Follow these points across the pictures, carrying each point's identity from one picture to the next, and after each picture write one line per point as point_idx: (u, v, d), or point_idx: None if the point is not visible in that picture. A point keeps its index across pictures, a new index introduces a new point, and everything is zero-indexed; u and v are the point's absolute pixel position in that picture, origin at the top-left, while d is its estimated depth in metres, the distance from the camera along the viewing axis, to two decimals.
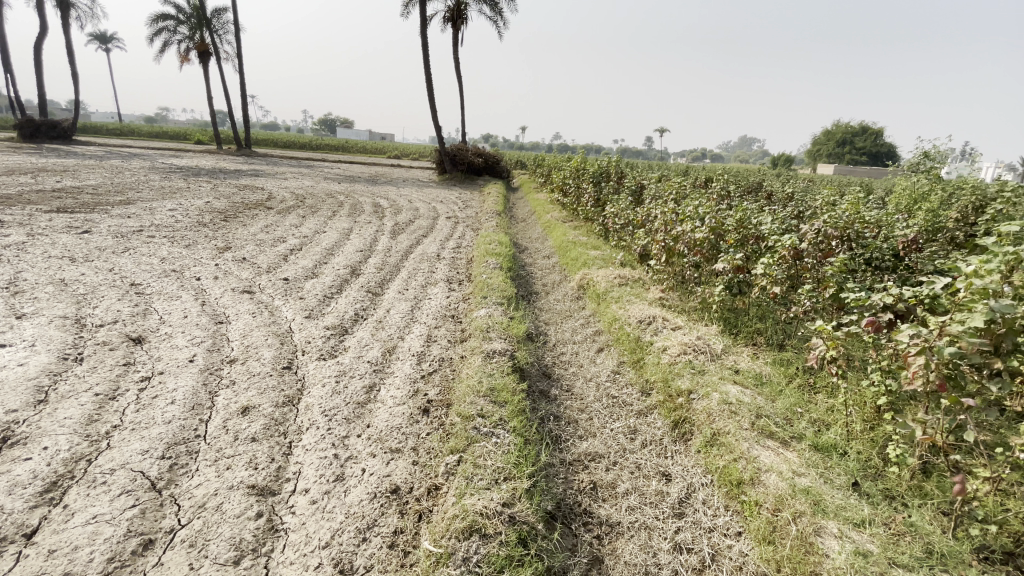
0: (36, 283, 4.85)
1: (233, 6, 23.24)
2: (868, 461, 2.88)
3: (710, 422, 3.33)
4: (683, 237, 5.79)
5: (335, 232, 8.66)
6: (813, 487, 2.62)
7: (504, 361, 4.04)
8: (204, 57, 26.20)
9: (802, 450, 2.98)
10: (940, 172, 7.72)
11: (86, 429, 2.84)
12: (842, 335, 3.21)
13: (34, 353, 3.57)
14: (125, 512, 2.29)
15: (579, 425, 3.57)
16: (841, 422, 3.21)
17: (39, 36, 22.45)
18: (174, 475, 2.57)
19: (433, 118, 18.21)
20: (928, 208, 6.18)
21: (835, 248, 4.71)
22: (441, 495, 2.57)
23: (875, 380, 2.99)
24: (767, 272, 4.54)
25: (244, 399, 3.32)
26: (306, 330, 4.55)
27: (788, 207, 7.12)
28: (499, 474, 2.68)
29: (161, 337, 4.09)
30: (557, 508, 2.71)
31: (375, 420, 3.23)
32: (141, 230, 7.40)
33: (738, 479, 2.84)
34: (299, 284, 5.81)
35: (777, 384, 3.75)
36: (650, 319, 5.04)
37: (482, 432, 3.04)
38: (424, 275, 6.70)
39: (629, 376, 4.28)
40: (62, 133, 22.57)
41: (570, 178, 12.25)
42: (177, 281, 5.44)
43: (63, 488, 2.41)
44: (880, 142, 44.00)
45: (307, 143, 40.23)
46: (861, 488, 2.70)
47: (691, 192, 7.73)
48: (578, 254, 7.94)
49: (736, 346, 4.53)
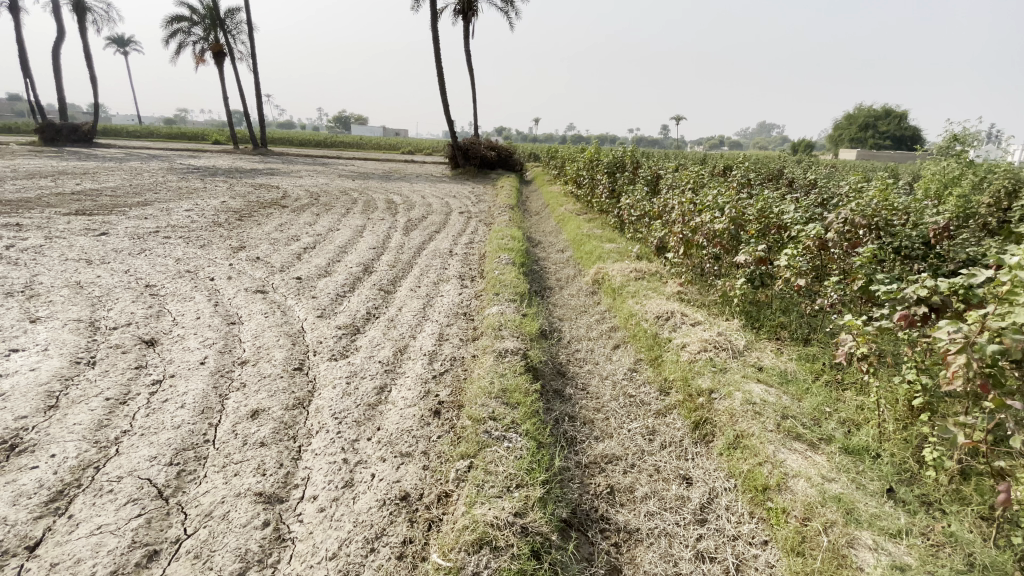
0: (52, 286, 4.89)
1: (246, 6, 23.47)
2: (903, 465, 2.71)
3: (733, 424, 3.19)
4: (702, 228, 5.61)
5: (348, 229, 8.64)
6: (844, 494, 2.46)
7: (517, 360, 3.93)
8: (218, 57, 26.39)
9: (833, 453, 2.81)
10: (971, 155, 7.37)
11: (95, 434, 2.83)
12: (872, 330, 3.04)
13: (47, 357, 3.58)
14: (129, 522, 2.26)
15: (595, 425, 3.46)
16: (872, 422, 3.05)
17: (57, 41, 22.91)
18: (181, 482, 2.53)
19: (445, 112, 18.13)
20: (959, 193, 5.89)
21: (863, 238, 4.44)
22: (452, 502, 2.49)
23: (910, 378, 2.82)
24: (791, 263, 4.37)
25: (254, 402, 3.28)
26: (318, 330, 4.50)
27: (811, 195, 6.86)
28: (511, 481, 2.58)
29: (174, 339, 4.08)
30: (572, 515, 2.60)
31: (385, 422, 3.15)
32: (156, 230, 7.45)
33: (763, 485, 2.70)
34: (312, 283, 5.78)
35: (803, 381, 3.57)
36: (668, 314, 4.87)
37: (494, 436, 2.95)
38: (436, 272, 6.62)
39: (647, 374, 4.14)
40: (83, 137, 23.09)
41: (584, 169, 12.06)
42: (190, 282, 5.44)
43: (69, 497, 2.39)
44: (905, 125, 42.58)
45: (321, 140, 40.34)
46: (896, 495, 2.52)
47: (709, 181, 7.50)
48: (592, 248, 7.79)
49: (759, 342, 4.35)
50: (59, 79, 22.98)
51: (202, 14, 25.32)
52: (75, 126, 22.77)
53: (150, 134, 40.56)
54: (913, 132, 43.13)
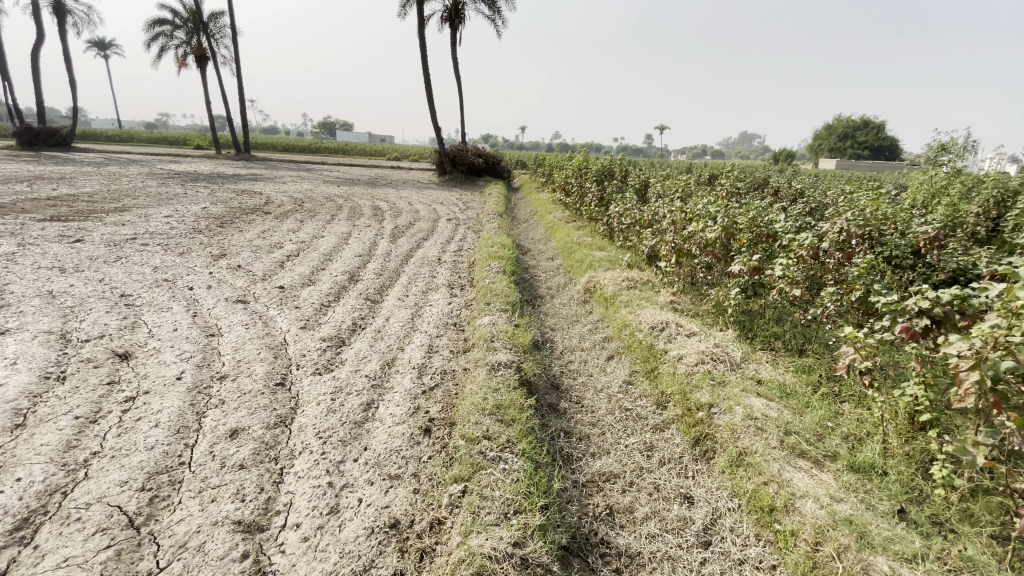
0: (22, 296, 4.64)
1: (230, 11, 23.16)
2: (911, 483, 2.64)
3: (734, 440, 3.10)
4: (693, 237, 5.52)
5: (334, 236, 8.44)
6: (855, 516, 2.38)
7: (510, 374, 3.80)
8: (201, 61, 25.94)
9: (839, 472, 2.74)
10: (958, 165, 7.43)
11: (63, 456, 2.62)
12: (874, 342, 2.98)
13: (13, 372, 3.36)
14: (98, 555, 2.07)
15: (591, 441, 3.34)
16: (875, 438, 3.00)
17: (36, 43, 22.39)
18: (154, 509, 2.35)
19: (432, 118, 18.05)
20: (948, 202, 5.92)
21: (857, 248, 4.43)
22: (445, 530, 2.35)
23: (915, 392, 2.77)
24: (786, 272, 4.30)
25: (233, 421, 3.09)
26: (302, 342, 4.33)
27: (800, 205, 6.87)
28: (508, 507, 2.45)
29: (150, 352, 3.87)
30: (572, 540, 2.47)
31: (373, 442, 3.00)
32: (134, 237, 7.18)
33: (770, 506, 2.61)
34: (296, 292, 5.58)
35: (804, 395, 3.50)
36: (662, 324, 4.79)
37: (489, 458, 2.81)
38: (425, 280, 6.47)
39: (643, 388, 4.03)
40: (61, 140, 22.47)
41: (573, 177, 12.01)
42: (168, 291, 5.21)
43: (33, 526, 2.19)
44: (883, 135, 43.61)
45: (306, 146, 40.07)
46: (908, 517, 2.45)
47: (699, 190, 7.48)
48: (583, 256, 7.71)
49: (754, 353, 4.28)
50: (36, 82, 22.38)
51: (185, 17, 24.89)
52: (53, 129, 22.14)
53: (130, 138, 39.66)
54: (891, 142, 44.17)
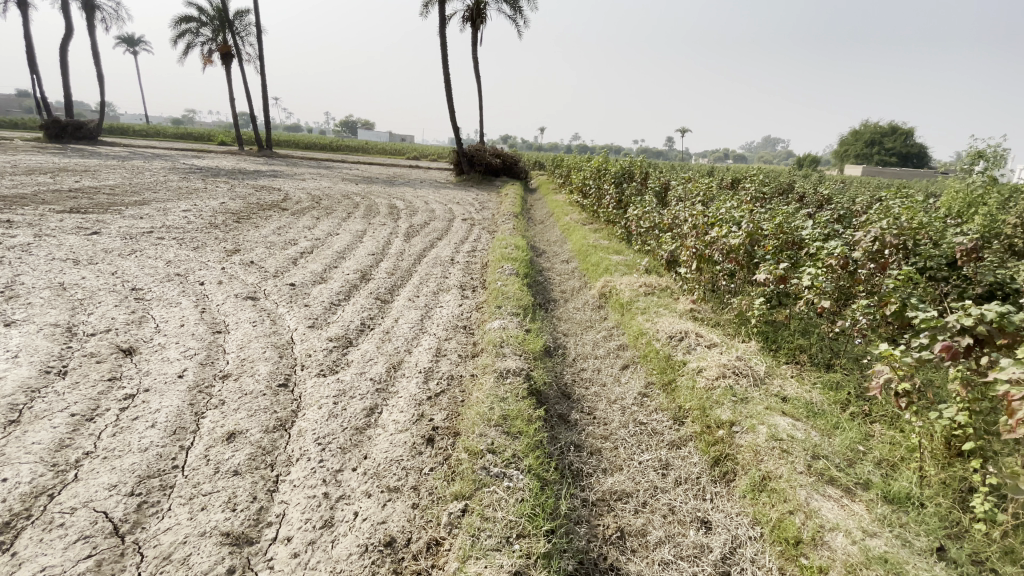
0: (33, 287, 4.63)
1: (255, 10, 23.46)
2: (951, 517, 2.43)
3: (757, 463, 2.90)
4: (716, 243, 5.27)
5: (348, 234, 8.39)
6: (890, 554, 2.18)
7: (519, 383, 3.64)
8: (226, 59, 26.35)
9: (872, 502, 2.53)
10: (996, 173, 7.06)
11: (54, 456, 2.54)
12: (911, 362, 2.73)
13: (14, 365, 3.31)
14: (78, 565, 1.96)
15: (603, 456, 3.17)
16: (912, 465, 2.78)
17: (66, 38, 22.93)
18: (141, 516, 2.25)
19: (451, 118, 17.99)
20: (986, 211, 5.59)
21: (892, 259, 4.17)
22: (443, 553, 2.20)
23: (955, 418, 2.54)
24: (813, 282, 4.04)
25: (231, 423, 2.99)
26: (308, 342, 4.22)
27: (827, 211, 6.58)
28: (510, 530, 2.29)
29: (154, 348, 3.81)
30: (580, 566, 2.31)
31: (373, 450, 2.87)
32: (149, 230, 7.21)
33: (796, 538, 2.41)
34: (306, 290, 5.50)
35: (832, 415, 3.28)
36: (681, 334, 4.58)
37: (492, 474, 2.66)
38: (437, 280, 6.36)
39: (660, 401, 3.84)
40: (88, 134, 23.02)
41: (592, 178, 11.80)
42: (179, 286, 5.18)
43: (15, 531, 2.11)
44: (911, 142, 42.51)
45: (326, 143, 40.53)
46: (948, 555, 2.24)
47: (721, 194, 7.23)
48: (600, 259, 7.51)
49: (779, 367, 4.05)
50: (67, 77, 22.90)
51: (210, 14, 25.22)
52: (82, 123, 22.65)
53: (156, 134, 40.41)
54: (920, 149, 42.99)
